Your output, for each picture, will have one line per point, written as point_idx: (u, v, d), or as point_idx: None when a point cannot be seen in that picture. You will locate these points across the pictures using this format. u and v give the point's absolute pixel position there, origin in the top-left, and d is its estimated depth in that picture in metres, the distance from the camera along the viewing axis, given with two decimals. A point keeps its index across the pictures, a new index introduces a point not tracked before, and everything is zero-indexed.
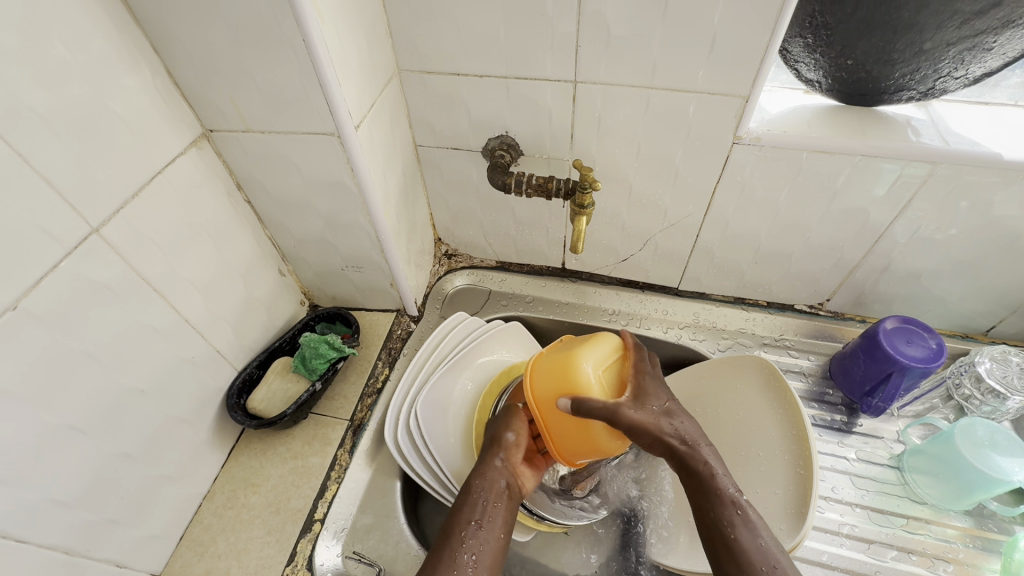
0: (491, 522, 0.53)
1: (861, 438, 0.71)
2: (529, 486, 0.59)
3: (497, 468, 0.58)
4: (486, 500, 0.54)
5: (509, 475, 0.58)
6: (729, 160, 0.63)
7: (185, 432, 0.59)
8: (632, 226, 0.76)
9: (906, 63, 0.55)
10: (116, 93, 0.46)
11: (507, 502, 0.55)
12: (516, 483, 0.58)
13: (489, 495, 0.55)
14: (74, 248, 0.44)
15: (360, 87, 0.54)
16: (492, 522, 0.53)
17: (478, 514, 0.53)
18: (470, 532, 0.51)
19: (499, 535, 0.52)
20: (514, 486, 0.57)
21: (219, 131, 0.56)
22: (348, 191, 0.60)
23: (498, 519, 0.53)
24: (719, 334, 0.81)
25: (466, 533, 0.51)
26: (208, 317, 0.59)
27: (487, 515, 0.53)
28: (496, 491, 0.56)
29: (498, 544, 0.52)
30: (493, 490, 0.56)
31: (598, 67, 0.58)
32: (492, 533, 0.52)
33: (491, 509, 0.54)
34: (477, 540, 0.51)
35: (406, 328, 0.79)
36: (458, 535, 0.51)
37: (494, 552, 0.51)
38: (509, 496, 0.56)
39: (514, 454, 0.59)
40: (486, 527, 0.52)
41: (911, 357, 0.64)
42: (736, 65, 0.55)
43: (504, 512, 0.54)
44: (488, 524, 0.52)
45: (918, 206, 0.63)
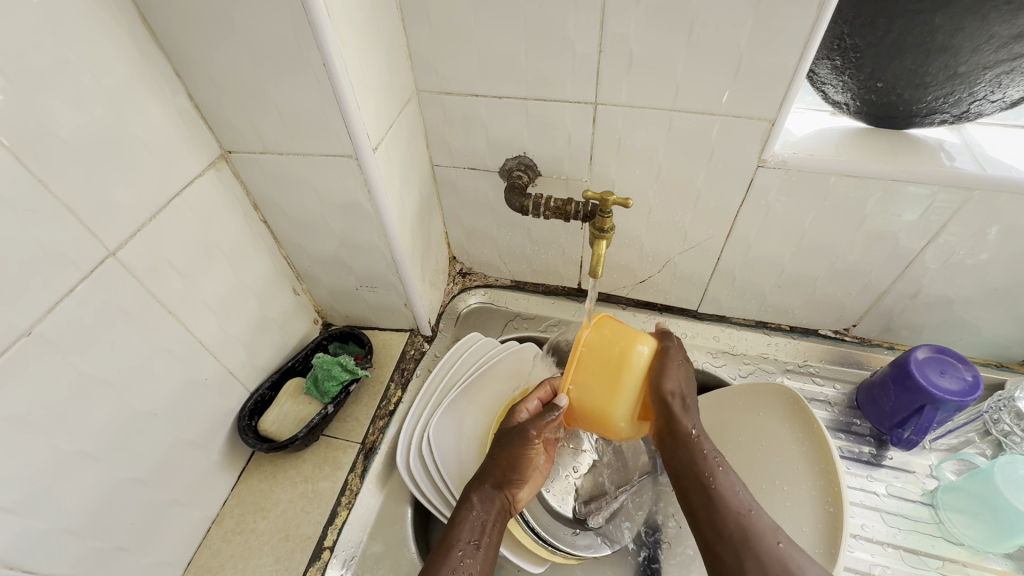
0: (487, 544, 0.53)
1: (891, 472, 0.68)
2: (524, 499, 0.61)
3: (504, 487, 0.57)
4: (486, 520, 0.55)
5: (511, 497, 0.58)
6: (753, 183, 0.62)
7: (196, 455, 0.58)
8: (651, 248, 0.74)
9: (940, 87, 0.53)
10: (138, 116, 0.46)
11: (504, 518, 0.56)
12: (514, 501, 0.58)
13: (488, 517, 0.55)
14: (91, 272, 0.44)
15: (379, 109, 0.54)
16: (488, 542, 0.53)
17: (478, 535, 0.53)
18: (468, 553, 0.52)
19: (491, 551, 0.53)
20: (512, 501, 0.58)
21: (237, 152, 0.56)
22: (364, 212, 0.60)
23: (492, 542, 0.54)
24: (739, 359, 0.79)
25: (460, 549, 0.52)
26: (222, 338, 0.59)
27: (485, 540, 0.53)
28: (496, 511, 0.56)
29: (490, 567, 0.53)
30: (493, 513, 0.56)
31: (619, 89, 0.57)
32: (486, 555, 0.53)
33: (489, 530, 0.54)
34: (473, 560, 0.51)
35: (419, 348, 0.78)
36: (455, 554, 0.51)
37: (485, 574, 0.51)
38: (505, 512, 0.57)
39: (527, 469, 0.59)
40: (481, 548, 0.53)
41: (945, 390, 0.61)
42: (762, 89, 0.53)
43: (498, 532, 0.55)
44: (484, 545, 0.53)
45: (951, 232, 0.61)
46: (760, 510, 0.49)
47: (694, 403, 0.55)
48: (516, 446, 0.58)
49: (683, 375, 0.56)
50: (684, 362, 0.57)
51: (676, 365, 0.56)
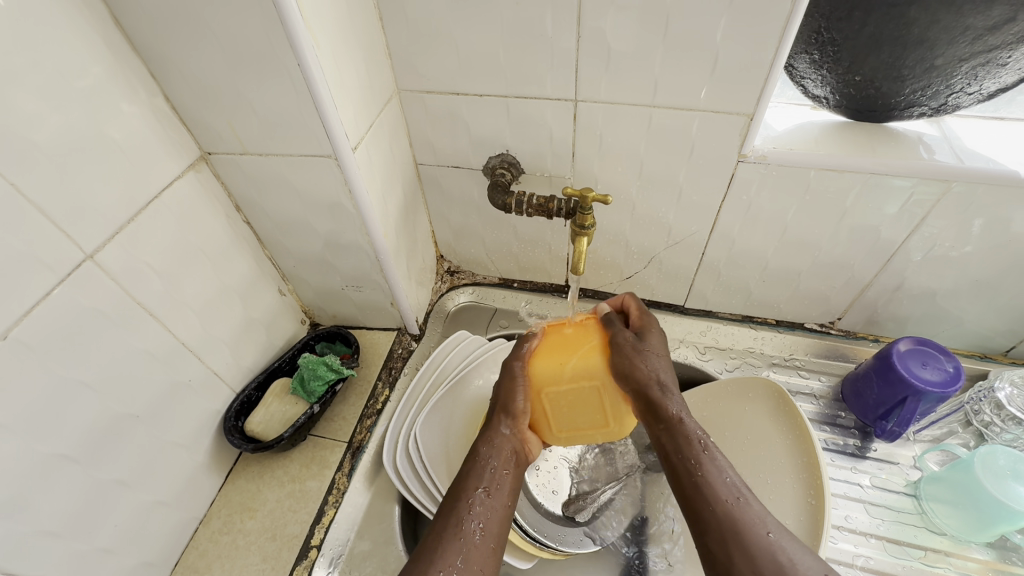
0: (499, 489, 0.49)
1: (876, 463, 0.68)
2: (534, 452, 0.57)
3: (505, 435, 0.54)
4: (496, 466, 0.51)
5: (518, 442, 0.54)
6: (734, 177, 0.62)
7: (181, 457, 0.58)
8: (636, 244, 0.74)
9: (917, 80, 0.53)
10: (114, 119, 0.46)
11: (515, 469, 0.52)
12: (522, 449, 0.54)
13: (499, 463, 0.51)
14: (68, 275, 0.44)
15: (357, 109, 0.54)
16: (498, 489, 0.49)
17: (487, 482, 0.49)
18: (479, 499, 0.48)
19: (505, 502, 0.49)
20: (521, 453, 0.54)
21: (217, 153, 0.56)
22: (346, 212, 0.60)
23: (506, 487, 0.50)
24: (726, 353, 0.79)
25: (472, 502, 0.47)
26: (205, 339, 0.59)
27: (496, 483, 0.50)
28: (505, 457, 0.52)
29: (505, 514, 0.48)
30: (501, 457, 0.52)
31: (598, 86, 0.57)
32: (500, 501, 0.48)
33: (500, 476, 0.50)
34: (485, 507, 0.47)
35: (407, 347, 0.79)
36: (466, 502, 0.47)
37: (502, 521, 0.47)
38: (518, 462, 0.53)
39: (519, 420, 0.55)
40: (493, 495, 0.49)
41: (926, 381, 0.61)
42: (739, 84, 0.54)
43: (511, 480, 0.51)
44: (496, 491, 0.49)
45: (932, 224, 0.61)
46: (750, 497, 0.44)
47: (676, 394, 0.52)
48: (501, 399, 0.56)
49: (663, 356, 0.55)
50: (660, 350, 0.56)
51: (654, 357, 0.54)
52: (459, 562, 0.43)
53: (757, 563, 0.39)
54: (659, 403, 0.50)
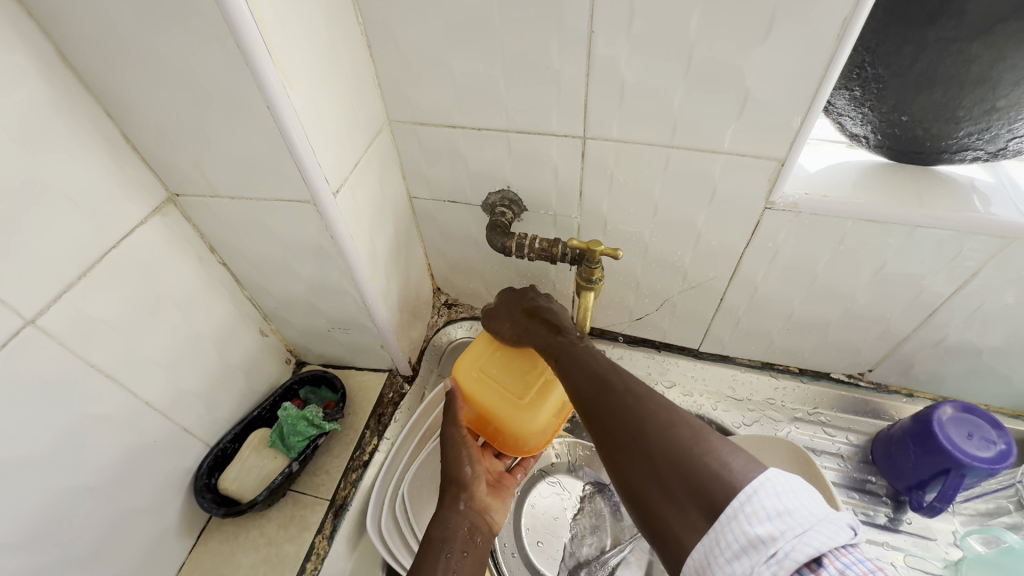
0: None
1: (910, 538, 0.62)
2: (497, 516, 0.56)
3: (461, 511, 0.53)
4: (452, 549, 0.49)
5: (475, 514, 0.54)
6: (760, 224, 0.56)
7: (144, 525, 0.53)
8: (648, 286, 0.68)
9: (974, 122, 0.47)
10: (61, 164, 0.41)
11: (475, 547, 0.51)
12: (483, 521, 0.54)
13: (455, 544, 0.50)
14: (4, 346, 0.38)
15: (339, 148, 0.48)
16: (454, 574, 0.47)
17: (440, 568, 0.47)
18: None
19: None
20: (482, 525, 0.54)
21: (185, 195, 0.50)
22: (329, 257, 0.55)
23: (464, 570, 0.48)
24: (743, 406, 0.74)
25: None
26: (174, 394, 0.54)
27: (453, 567, 0.48)
28: (462, 537, 0.51)
29: None
30: (458, 536, 0.51)
31: (610, 124, 0.51)
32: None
33: (456, 559, 0.49)
34: None
35: (398, 390, 0.73)
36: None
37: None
38: (475, 537, 0.52)
39: (474, 490, 0.55)
40: None
41: (971, 455, 0.55)
42: (770, 125, 0.47)
43: (471, 561, 0.49)
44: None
45: (982, 282, 0.55)
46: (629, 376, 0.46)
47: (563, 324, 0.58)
48: (454, 471, 0.57)
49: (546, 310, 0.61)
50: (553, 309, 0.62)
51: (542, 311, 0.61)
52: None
53: (615, 421, 0.43)
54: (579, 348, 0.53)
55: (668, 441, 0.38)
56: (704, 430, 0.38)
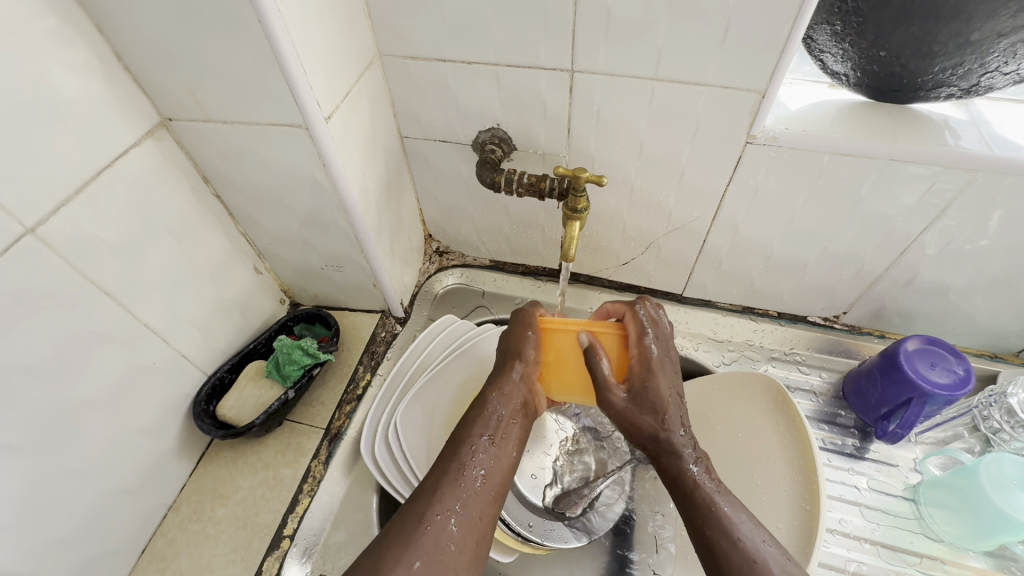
0: (503, 441, 0.48)
1: (874, 465, 0.66)
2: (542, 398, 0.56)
3: (513, 381, 0.53)
4: (503, 415, 0.50)
5: (526, 392, 0.53)
6: (741, 161, 0.57)
7: (146, 443, 0.55)
8: (634, 229, 0.70)
9: (948, 57, 0.48)
10: (53, 78, 0.41)
11: (522, 421, 0.52)
12: (531, 400, 0.54)
13: (505, 411, 0.51)
14: (5, 253, 0.40)
15: (330, 74, 0.49)
16: (504, 438, 0.49)
17: (490, 428, 0.49)
18: (481, 446, 0.47)
19: (510, 455, 0.48)
20: (530, 404, 0.54)
21: (178, 121, 0.51)
22: (322, 188, 0.56)
23: (510, 438, 0.49)
24: (724, 346, 0.76)
25: (475, 450, 0.46)
26: (172, 320, 0.55)
27: (499, 434, 0.49)
28: (513, 406, 0.52)
29: (509, 465, 0.48)
30: (508, 406, 0.51)
31: (597, 56, 0.52)
32: (504, 450, 0.48)
33: (505, 426, 0.50)
34: (488, 455, 0.47)
35: (390, 330, 0.76)
36: (469, 449, 0.47)
37: (505, 471, 0.47)
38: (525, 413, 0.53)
39: (530, 370, 0.55)
40: (497, 443, 0.48)
41: (934, 384, 0.58)
42: (751, 57, 0.48)
43: (517, 431, 0.50)
44: (500, 440, 0.48)
45: (950, 218, 0.57)
46: (677, 415, 0.50)
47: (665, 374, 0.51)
48: (517, 343, 0.56)
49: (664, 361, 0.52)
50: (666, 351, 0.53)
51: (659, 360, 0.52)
52: (457, 505, 0.42)
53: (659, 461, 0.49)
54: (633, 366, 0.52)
55: (705, 516, 0.43)
56: (739, 509, 0.44)
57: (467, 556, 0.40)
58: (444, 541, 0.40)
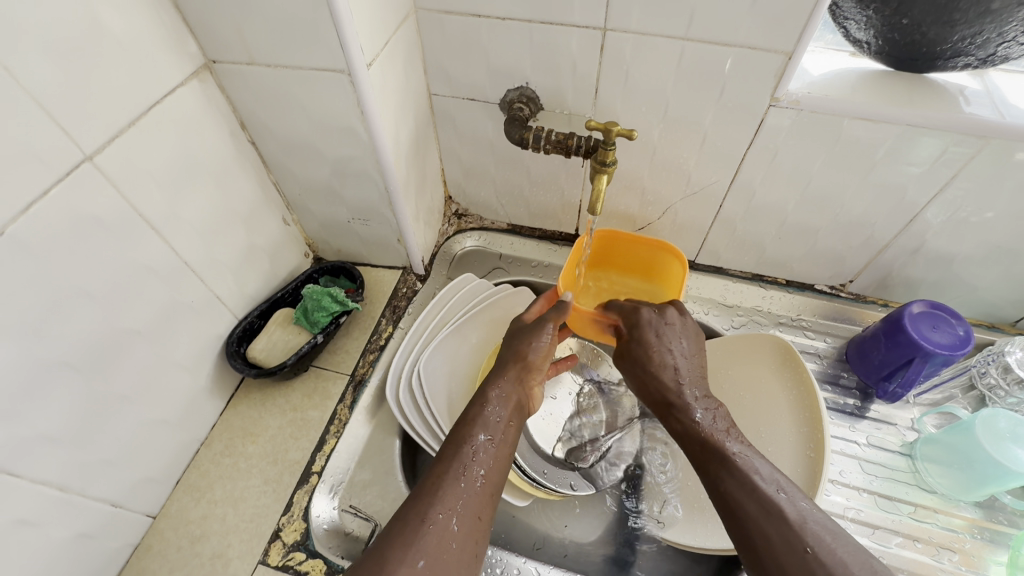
0: (503, 440, 0.48)
1: (873, 423, 0.69)
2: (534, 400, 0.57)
3: (508, 381, 0.54)
4: (501, 417, 0.50)
5: (519, 391, 0.54)
6: (763, 124, 0.59)
7: (183, 378, 0.57)
8: (652, 193, 0.72)
9: (968, 26, 0.50)
10: (111, 10, 0.42)
11: (519, 419, 0.51)
12: (526, 400, 0.54)
13: (503, 412, 0.51)
14: (65, 176, 0.41)
15: (373, 22, 0.50)
16: (503, 439, 0.48)
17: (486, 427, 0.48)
18: (481, 446, 0.46)
19: (507, 453, 0.48)
20: (524, 403, 0.54)
21: (222, 63, 0.52)
22: (357, 137, 0.57)
23: (507, 439, 0.49)
24: (734, 311, 0.79)
25: (472, 449, 0.46)
26: (208, 261, 0.57)
27: (495, 431, 0.48)
28: (510, 407, 0.51)
29: (507, 464, 0.47)
30: (504, 408, 0.51)
31: (630, 14, 0.54)
32: (502, 451, 0.47)
33: (503, 426, 0.49)
34: (488, 454, 0.46)
35: (411, 287, 0.77)
36: (468, 448, 0.46)
37: (502, 469, 0.46)
38: (520, 411, 0.53)
39: (535, 360, 0.56)
40: (496, 441, 0.48)
41: (936, 343, 0.61)
42: (781, 18, 0.50)
43: (513, 431, 0.50)
44: (497, 439, 0.48)
45: (959, 185, 0.59)
46: (695, 383, 0.53)
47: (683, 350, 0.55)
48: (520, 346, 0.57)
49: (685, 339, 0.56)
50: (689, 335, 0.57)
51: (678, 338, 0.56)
52: (459, 504, 0.42)
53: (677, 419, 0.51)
54: (648, 333, 0.56)
55: (720, 457, 0.46)
56: (767, 469, 0.44)
57: (468, 555, 0.40)
58: (447, 539, 0.39)
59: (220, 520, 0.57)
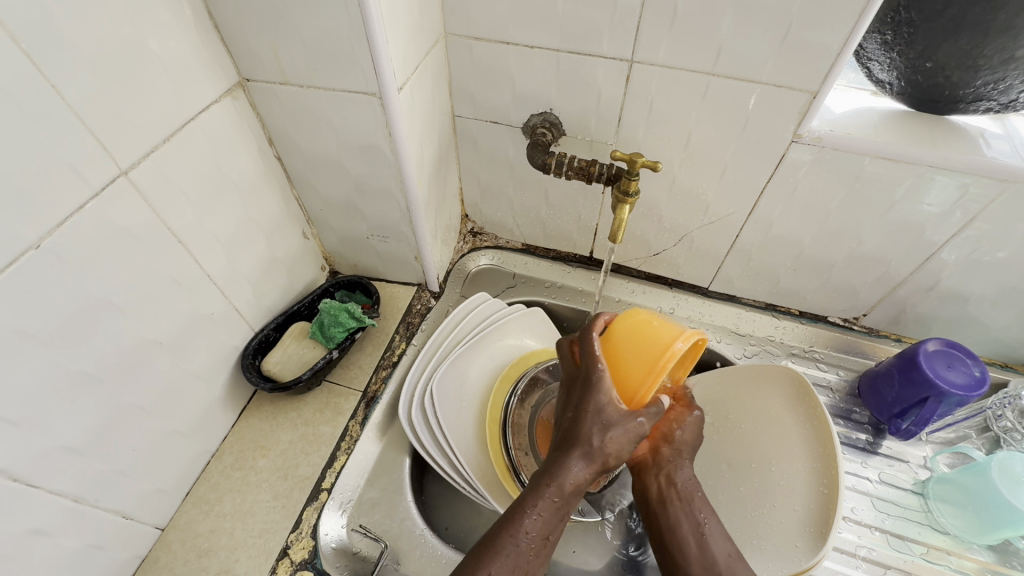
0: (563, 509, 0.46)
1: (885, 459, 0.69)
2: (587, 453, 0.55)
3: (604, 438, 0.47)
4: (567, 488, 0.46)
5: (607, 452, 0.47)
6: (784, 158, 0.60)
7: (199, 389, 0.57)
8: (669, 220, 0.73)
9: (992, 71, 0.51)
10: (155, 30, 0.43)
11: (584, 489, 0.47)
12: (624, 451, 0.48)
13: (572, 484, 0.46)
14: (101, 190, 0.42)
15: (406, 47, 0.51)
16: (565, 507, 0.46)
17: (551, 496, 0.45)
18: (536, 512, 0.45)
19: (565, 521, 0.46)
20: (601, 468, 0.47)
21: (256, 81, 0.53)
22: (382, 156, 0.58)
23: (567, 514, 0.46)
24: (746, 340, 0.79)
25: (526, 521, 0.44)
26: (230, 274, 0.58)
27: (565, 496, 0.45)
28: (583, 477, 0.46)
29: (560, 533, 0.45)
30: (576, 477, 0.46)
31: (658, 48, 0.55)
32: (558, 524, 0.45)
33: (569, 499, 0.46)
34: (541, 525, 0.44)
35: (425, 304, 0.78)
36: (522, 516, 0.44)
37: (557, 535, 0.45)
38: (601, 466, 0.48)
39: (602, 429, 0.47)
40: (558, 513, 0.45)
41: (951, 383, 0.61)
42: (806, 59, 0.51)
43: (576, 500, 0.47)
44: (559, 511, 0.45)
45: (978, 227, 0.60)
46: (690, 490, 0.54)
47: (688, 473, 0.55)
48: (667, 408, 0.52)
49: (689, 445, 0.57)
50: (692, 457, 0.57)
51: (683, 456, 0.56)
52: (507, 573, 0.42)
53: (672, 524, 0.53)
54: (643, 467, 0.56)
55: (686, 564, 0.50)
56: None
57: None
58: None
59: (228, 534, 0.57)
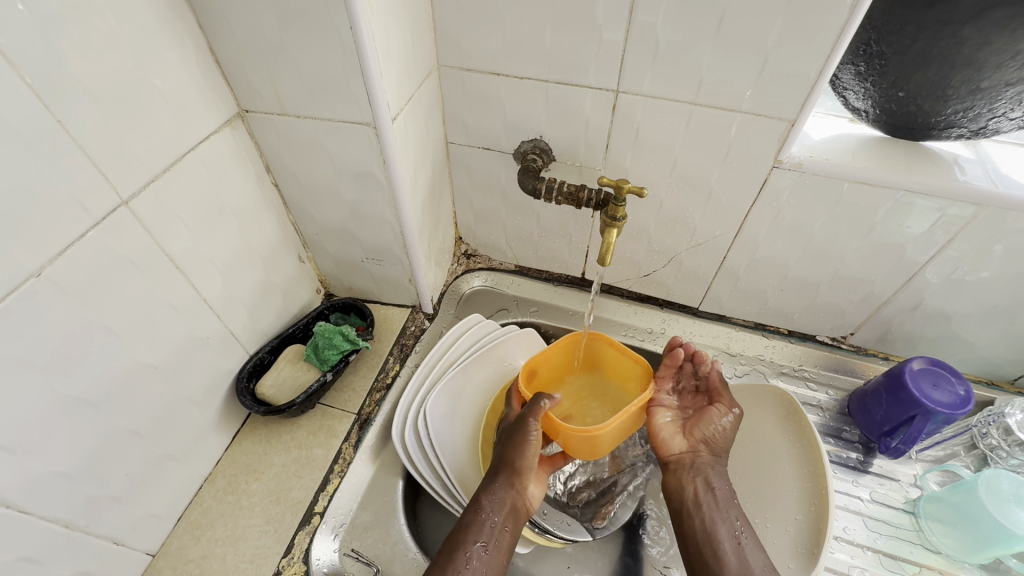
0: (496, 546, 0.53)
1: (876, 478, 0.69)
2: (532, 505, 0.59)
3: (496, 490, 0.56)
4: (497, 522, 0.55)
5: (516, 496, 0.57)
6: (767, 183, 0.62)
7: (193, 413, 0.58)
8: (658, 242, 0.74)
9: (961, 101, 0.53)
10: (157, 66, 0.45)
11: (514, 522, 0.56)
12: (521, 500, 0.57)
13: (499, 517, 0.55)
14: (103, 220, 0.43)
15: (399, 79, 0.53)
16: (497, 545, 0.53)
17: (486, 521, 0.54)
18: (476, 554, 0.52)
19: (502, 551, 0.54)
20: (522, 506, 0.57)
21: (254, 112, 0.55)
22: (376, 183, 0.59)
23: (504, 537, 0.54)
24: (736, 359, 0.80)
25: (474, 547, 0.52)
26: (226, 298, 0.59)
27: (496, 526, 0.54)
28: (505, 512, 0.56)
29: (506, 554, 0.54)
30: (501, 510, 0.56)
31: (641, 79, 0.57)
32: (496, 558, 0.53)
33: (500, 533, 0.54)
34: (481, 561, 0.51)
35: (419, 325, 0.79)
36: (464, 555, 0.51)
37: (497, 570, 0.52)
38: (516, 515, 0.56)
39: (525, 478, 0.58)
40: (491, 546, 0.53)
41: (937, 402, 0.62)
42: (783, 90, 0.53)
43: (507, 538, 0.55)
44: (494, 543, 0.53)
45: (956, 248, 0.62)
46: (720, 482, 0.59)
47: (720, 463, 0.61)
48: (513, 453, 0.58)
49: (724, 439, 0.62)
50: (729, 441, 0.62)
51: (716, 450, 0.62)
52: None
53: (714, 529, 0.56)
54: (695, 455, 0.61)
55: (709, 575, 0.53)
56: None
57: None
58: None
59: (220, 560, 0.57)
